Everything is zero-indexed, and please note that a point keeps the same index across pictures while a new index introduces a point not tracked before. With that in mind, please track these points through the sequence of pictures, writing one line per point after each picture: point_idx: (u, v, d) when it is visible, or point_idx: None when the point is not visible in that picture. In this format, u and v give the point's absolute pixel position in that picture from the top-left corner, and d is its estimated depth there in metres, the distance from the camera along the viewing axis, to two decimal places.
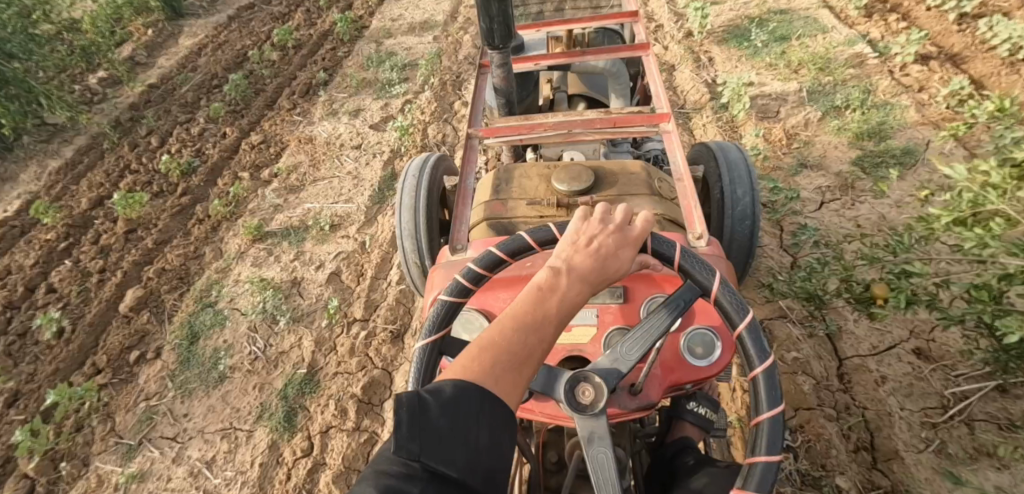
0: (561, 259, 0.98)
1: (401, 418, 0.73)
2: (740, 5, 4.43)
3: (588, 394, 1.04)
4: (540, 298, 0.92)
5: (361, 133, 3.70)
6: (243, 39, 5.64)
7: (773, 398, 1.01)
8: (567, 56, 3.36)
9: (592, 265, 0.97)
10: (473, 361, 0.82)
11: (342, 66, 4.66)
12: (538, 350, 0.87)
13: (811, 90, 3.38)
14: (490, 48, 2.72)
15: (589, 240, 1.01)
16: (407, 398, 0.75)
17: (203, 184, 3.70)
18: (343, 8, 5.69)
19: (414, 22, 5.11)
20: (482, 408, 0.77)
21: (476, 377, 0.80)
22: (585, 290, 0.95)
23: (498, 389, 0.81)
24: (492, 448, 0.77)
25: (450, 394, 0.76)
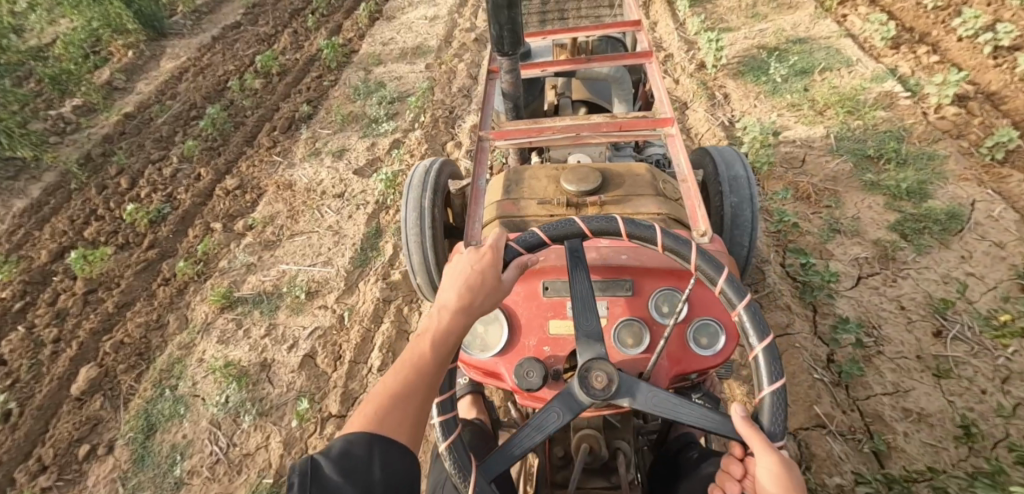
0: (436, 302, 1.19)
1: (298, 481, 0.94)
2: (755, 33, 4.12)
3: (602, 381, 1.13)
4: (418, 341, 1.16)
5: (345, 180, 3.39)
6: (226, 63, 5.34)
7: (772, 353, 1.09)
8: (571, 62, 3.40)
9: (461, 295, 1.17)
10: (368, 412, 1.05)
11: (328, 96, 4.34)
12: (421, 383, 1.10)
13: (840, 136, 3.06)
14: (499, 55, 2.76)
15: (455, 275, 1.22)
16: (303, 464, 0.96)
17: (172, 235, 3.39)
18: (332, 31, 5.39)
19: (406, 47, 4.80)
20: (370, 451, 1.00)
21: (368, 425, 1.03)
22: (455, 317, 1.16)
23: (389, 428, 1.04)
24: (388, 474, 0.99)
25: (338, 451, 0.98)
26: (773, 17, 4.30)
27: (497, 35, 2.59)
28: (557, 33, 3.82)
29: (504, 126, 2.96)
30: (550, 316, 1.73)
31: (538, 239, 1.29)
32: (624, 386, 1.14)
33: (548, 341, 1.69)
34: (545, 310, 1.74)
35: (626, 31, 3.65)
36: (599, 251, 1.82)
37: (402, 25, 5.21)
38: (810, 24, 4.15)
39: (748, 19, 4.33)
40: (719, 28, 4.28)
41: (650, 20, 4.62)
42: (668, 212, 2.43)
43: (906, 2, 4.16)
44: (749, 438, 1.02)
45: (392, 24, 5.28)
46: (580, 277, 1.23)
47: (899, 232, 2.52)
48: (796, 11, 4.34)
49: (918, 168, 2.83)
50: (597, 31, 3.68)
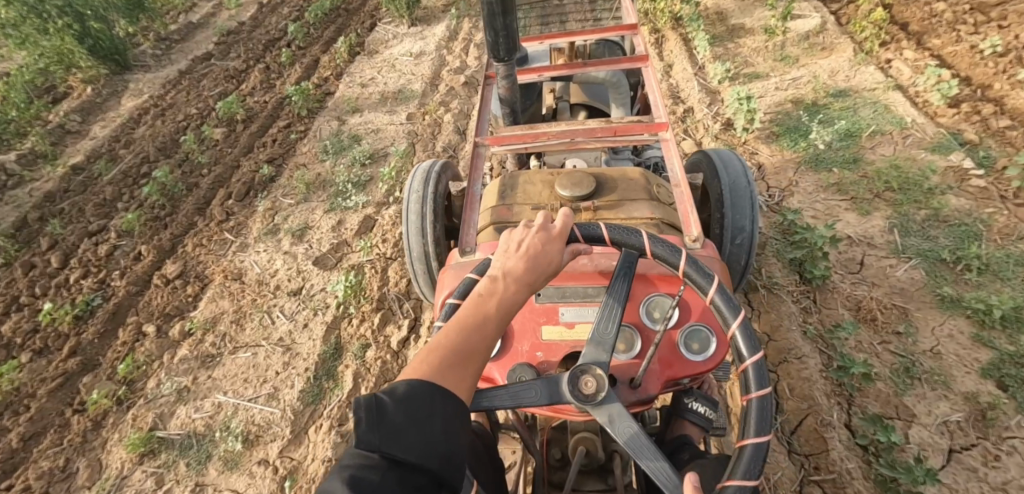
0: (499, 267, 1.09)
1: (361, 416, 0.81)
2: (788, 82, 3.53)
3: (590, 386, 1.19)
4: (480, 304, 1.05)
5: (302, 272, 2.82)
6: (189, 104, 4.79)
7: (761, 427, 1.08)
8: (566, 67, 3.20)
9: (524, 266, 1.09)
10: (426, 364, 0.94)
11: (295, 152, 3.76)
12: (482, 348, 1.00)
13: (904, 231, 2.48)
14: (495, 60, 2.71)
15: (521, 244, 1.12)
16: (365, 400, 0.83)
17: (100, 339, 2.85)
18: (307, 66, 4.82)
19: (386, 89, 4.24)
20: (433, 400, 0.87)
21: (427, 376, 0.91)
22: (521, 291, 1.07)
23: (450, 385, 0.92)
24: (447, 429, 0.86)
25: (402, 393, 0.85)
26: (806, 62, 3.73)
27: (492, 41, 2.57)
28: (553, 39, 3.60)
29: (501, 132, 2.88)
30: (543, 321, 1.72)
31: (600, 235, 1.37)
32: (609, 397, 1.19)
33: (540, 347, 1.68)
34: (538, 315, 1.73)
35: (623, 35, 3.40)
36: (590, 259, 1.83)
37: (384, 62, 4.65)
38: (851, 71, 3.57)
39: (776, 63, 3.77)
40: (745, 73, 3.71)
41: (663, 61, 4.07)
42: (662, 217, 2.42)
43: (958, 46, 3.61)
44: None
45: (373, 60, 4.72)
46: (619, 285, 1.31)
47: (995, 379, 1.97)
48: (833, 55, 3.77)
49: (1008, 278, 2.25)
50: (593, 36, 3.39)
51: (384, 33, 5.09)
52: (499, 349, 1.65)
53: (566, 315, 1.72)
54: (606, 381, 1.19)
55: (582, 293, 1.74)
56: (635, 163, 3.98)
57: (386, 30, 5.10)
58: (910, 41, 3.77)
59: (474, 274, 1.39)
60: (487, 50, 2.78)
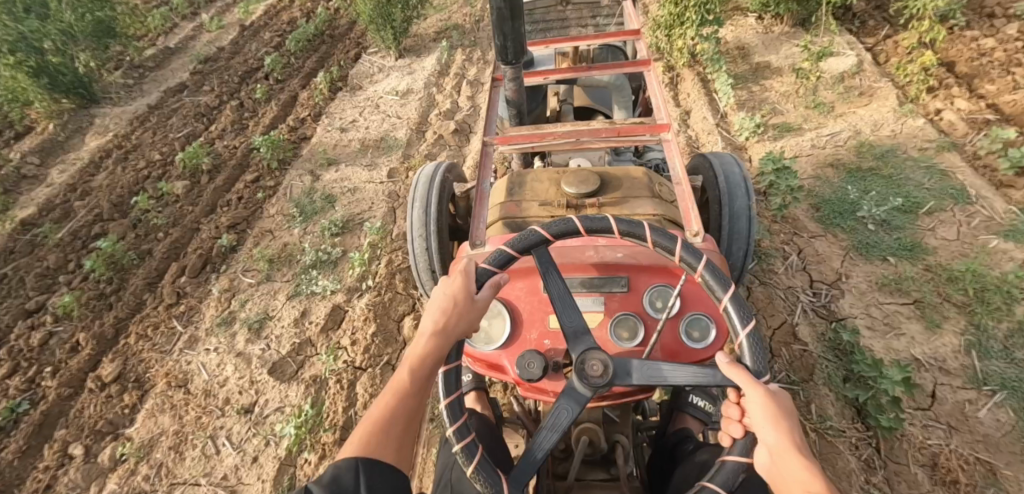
0: (420, 328, 1.20)
1: None
2: (824, 138, 3.06)
3: (598, 369, 1.15)
4: (409, 358, 1.17)
5: (256, 383, 2.38)
6: (154, 146, 4.34)
7: (722, 283, 1.17)
8: (572, 69, 3.15)
9: (441, 320, 1.19)
10: (358, 437, 1.04)
11: (261, 215, 3.32)
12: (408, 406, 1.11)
13: (983, 351, 2.01)
14: (504, 63, 2.75)
15: (436, 301, 1.23)
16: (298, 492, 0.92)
17: (19, 458, 2.42)
18: (284, 104, 4.38)
19: (366, 136, 3.78)
20: (359, 475, 0.98)
21: (357, 450, 1.01)
22: (445, 335, 1.19)
23: (381, 448, 1.04)
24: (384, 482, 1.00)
25: (330, 474, 0.95)
26: (842, 112, 3.26)
27: (501, 44, 2.69)
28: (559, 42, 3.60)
29: (508, 132, 2.92)
30: (548, 309, 1.58)
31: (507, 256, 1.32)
32: (620, 369, 1.16)
33: (548, 334, 1.55)
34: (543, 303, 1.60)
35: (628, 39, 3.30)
36: (592, 246, 1.64)
37: (367, 100, 4.19)
38: (897, 126, 3.09)
39: (807, 111, 3.31)
40: (774, 124, 3.22)
41: (679, 106, 3.60)
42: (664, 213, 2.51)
43: (1017, 94, 3.12)
44: (738, 378, 1.03)
45: (355, 98, 4.26)
46: (555, 279, 1.27)
47: None
48: (876, 104, 3.27)
49: None
50: (598, 40, 3.31)
51: (368, 65, 4.64)
52: (503, 340, 1.56)
53: (570, 305, 1.58)
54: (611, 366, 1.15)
55: (583, 280, 1.58)
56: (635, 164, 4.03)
57: (370, 63, 4.64)
58: (960, 86, 3.28)
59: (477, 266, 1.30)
60: (495, 53, 2.83)
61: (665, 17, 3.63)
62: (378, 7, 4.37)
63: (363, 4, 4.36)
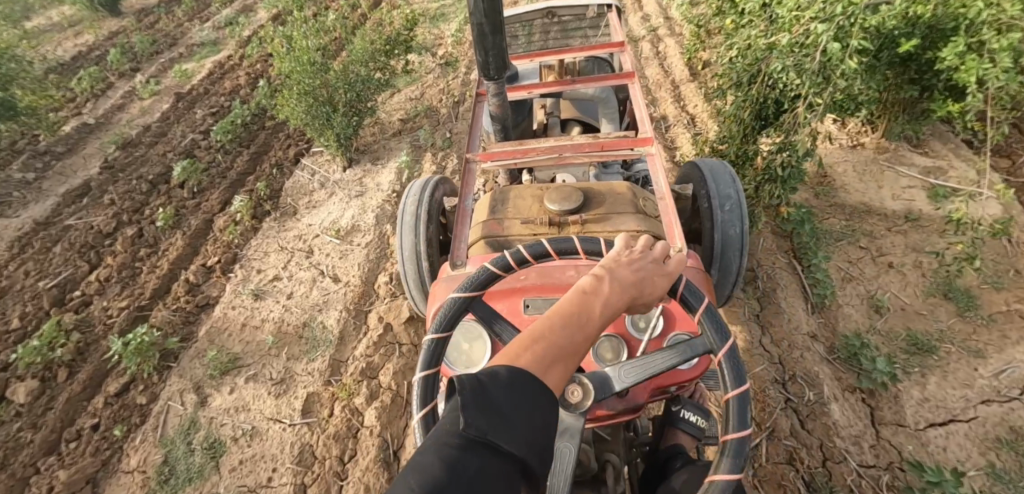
0: (604, 270, 1.04)
1: (466, 399, 0.67)
2: (990, 382, 1.89)
3: (577, 396, 1.03)
4: (587, 299, 0.97)
5: None
6: (21, 297, 3.23)
7: (743, 422, 1.03)
8: (558, 85, 3.06)
9: (632, 278, 1.05)
10: (526, 348, 0.85)
11: (116, 469, 2.22)
12: (577, 347, 0.90)
13: None
14: (487, 81, 2.65)
15: (621, 258, 1.10)
16: (466, 379, 0.69)
17: None
18: (194, 237, 3.28)
19: (283, 315, 2.62)
20: (533, 387, 0.73)
21: (533, 365, 0.82)
22: (600, 302, 0.98)
23: (550, 375, 0.84)
24: (521, 403, 0.71)
25: (506, 372, 0.74)
26: (995, 312, 2.10)
27: (483, 60, 2.55)
28: (544, 55, 3.46)
29: (491, 148, 2.87)
30: None
31: None
32: (601, 387, 1.07)
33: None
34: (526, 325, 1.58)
35: (612, 52, 3.27)
36: (572, 266, 1.68)
37: (297, 238, 3.04)
38: None
39: (936, 305, 2.16)
40: (893, 335, 2.08)
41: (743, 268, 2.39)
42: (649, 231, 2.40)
43: None
44: None
45: (283, 234, 3.10)
46: (664, 353, 1.14)
47: None
48: None
49: None
50: (582, 54, 3.27)
51: (308, 174, 3.48)
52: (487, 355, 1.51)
53: None
54: (593, 385, 1.05)
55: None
56: (622, 178, 3.48)
57: (308, 174, 3.47)
58: None
59: (431, 333, 1.22)
60: (477, 68, 2.71)
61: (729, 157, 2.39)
62: (318, 106, 3.18)
63: (292, 105, 3.19)
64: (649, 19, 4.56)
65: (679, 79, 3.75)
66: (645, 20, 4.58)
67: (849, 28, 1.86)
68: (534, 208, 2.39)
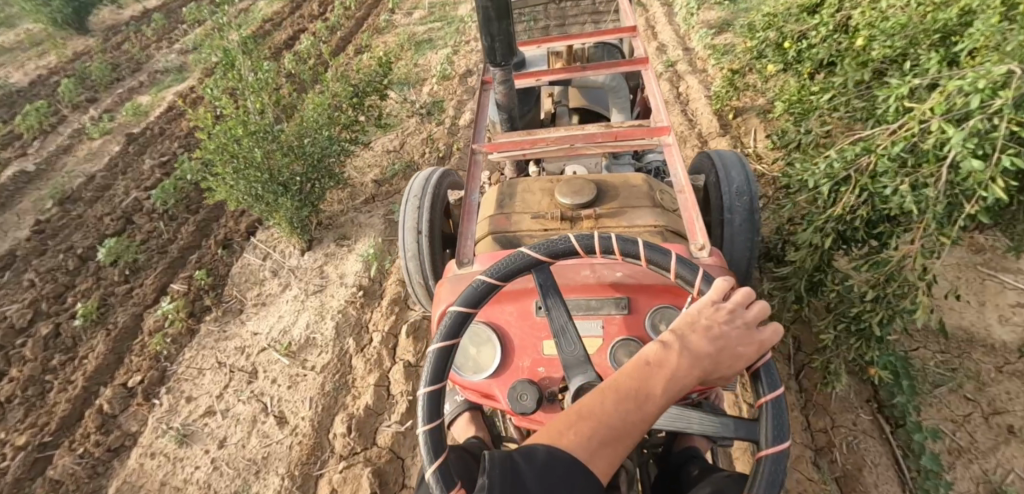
0: (678, 331, 0.89)
1: (494, 480, 0.73)
2: None
3: None
4: (649, 370, 0.83)
5: None
6: None
7: None
8: (565, 71, 2.85)
9: (709, 349, 0.87)
10: (570, 427, 0.78)
11: None
12: (634, 429, 0.79)
13: None
14: (493, 67, 2.46)
15: (703, 315, 0.92)
16: (500, 460, 0.75)
17: None
18: (119, 341, 2.69)
19: (210, 476, 2.02)
20: (570, 479, 0.73)
21: (570, 446, 0.76)
22: (676, 367, 0.84)
23: (598, 458, 0.77)
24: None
25: (540, 457, 0.75)
26: None
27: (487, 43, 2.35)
28: (552, 42, 3.12)
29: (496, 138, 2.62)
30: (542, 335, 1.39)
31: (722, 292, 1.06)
32: None
33: (542, 361, 1.37)
34: (537, 328, 1.40)
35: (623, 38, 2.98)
36: (588, 264, 1.47)
37: (238, 351, 2.44)
38: None
39: None
40: None
41: (811, 428, 1.82)
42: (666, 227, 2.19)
43: None
44: None
45: (222, 344, 2.49)
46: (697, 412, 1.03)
47: None
48: None
49: None
50: (591, 39, 2.98)
51: (259, 256, 2.85)
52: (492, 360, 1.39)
53: None
54: None
55: (579, 301, 1.42)
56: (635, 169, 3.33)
57: (260, 255, 2.84)
58: None
59: (484, 274, 1.10)
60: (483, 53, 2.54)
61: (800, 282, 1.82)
62: (266, 178, 2.51)
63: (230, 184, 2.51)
64: (665, 52, 3.98)
65: (707, 132, 3.18)
66: (661, 52, 3.99)
67: (990, 134, 1.32)
68: (543, 202, 2.24)
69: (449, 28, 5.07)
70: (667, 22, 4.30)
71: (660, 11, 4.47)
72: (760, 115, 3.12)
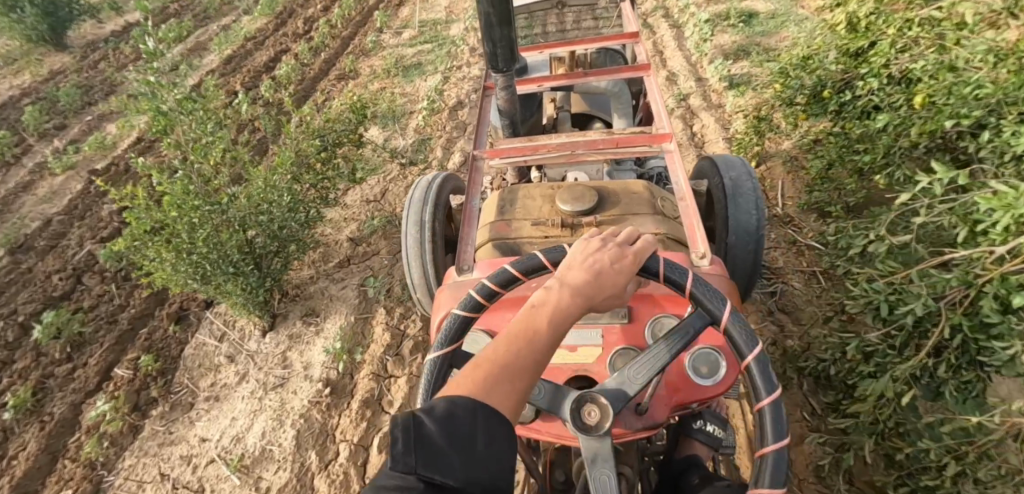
0: (559, 273, 0.86)
1: (394, 435, 0.58)
2: None
3: (594, 415, 0.86)
4: (534, 311, 0.80)
5: None
6: None
7: (778, 430, 0.82)
8: (568, 77, 2.46)
9: (591, 277, 0.85)
10: (467, 378, 0.70)
11: None
12: (534, 363, 0.74)
13: None
14: (493, 72, 2.09)
15: (589, 251, 0.89)
16: (399, 419, 0.60)
17: None
18: (52, 439, 2.32)
19: None
20: (476, 419, 0.63)
21: (472, 390, 0.67)
22: (569, 306, 0.81)
23: (498, 398, 0.68)
24: (459, 435, 0.61)
25: (438, 407, 0.63)
26: None
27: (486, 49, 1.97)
28: (554, 48, 2.76)
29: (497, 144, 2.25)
30: None
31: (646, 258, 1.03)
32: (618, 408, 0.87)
33: None
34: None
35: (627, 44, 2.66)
36: None
37: (183, 462, 2.07)
38: None
39: None
40: None
41: None
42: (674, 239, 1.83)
43: None
44: None
45: (165, 452, 2.13)
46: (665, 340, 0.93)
47: None
48: None
49: None
50: (595, 44, 2.63)
51: (216, 336, 2.48)
52: None
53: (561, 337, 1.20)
54: (609, 403, 0.86)
55: None
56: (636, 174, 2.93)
57: (216, 335, 2.48)
58: None
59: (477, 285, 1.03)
60: (484, 58, 2.13)
61: (859, 424, 1.43)
62: (207, 260, 2.10)
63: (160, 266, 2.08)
64: (676, 83, 3.61)
65: None
66: (671, 83, 3.62)
67: None
68: (545, 208, 1.85)
69: (440, 51, 4.71)
70: (677, 47, 3.93)
71: (668, 35, 4.10)
72: (786, 162, 2.68)
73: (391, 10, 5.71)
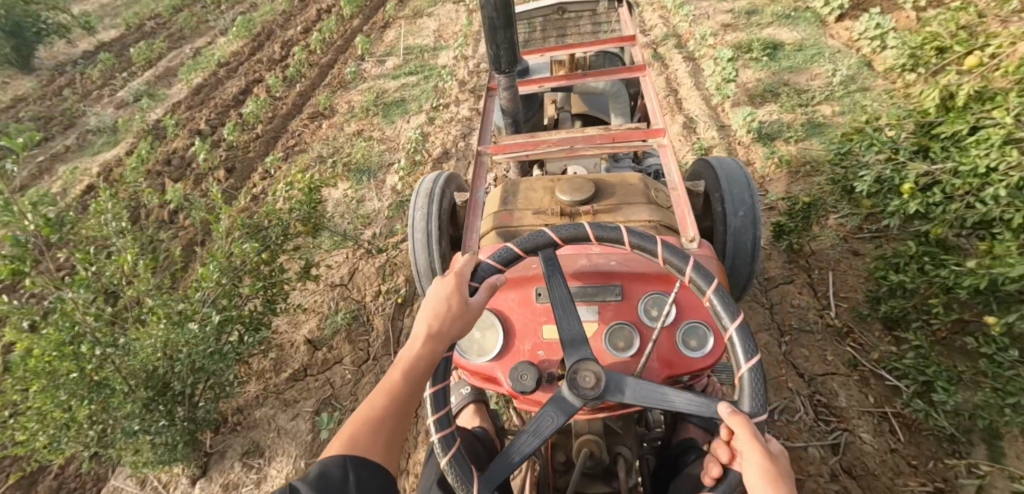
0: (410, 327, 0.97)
1: None
2: None
3: (589, 380, 0.96)
4: (394, 365, 0.95)
5: None
6: None
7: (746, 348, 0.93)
8: (568, 77, 2.20)
9: (434, 319, 0.96)
10: (342, 436, 0.87)
11: None
12: (394, 407, 0.91)
13: None
14: (496, 73, 1.87)
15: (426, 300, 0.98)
16: (279, 491, 0.79)
17: None
18: None
19: None
20: (345, 471, 0.82)
21: (343, 448, 0.85)
22: (421, 349, 0.94)
23: (363, 448, 0.86)
24: (328, 488, 0.80)
25: (311, 471, 0.81)
26: None
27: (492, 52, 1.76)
28: (553, 52, 2.45)
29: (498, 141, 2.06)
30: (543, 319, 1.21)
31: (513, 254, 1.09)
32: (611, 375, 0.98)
33: (543, 344, 1.18)
34: (538, 313, 1.23)
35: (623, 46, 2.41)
36: (585, 254, 1.31)
37: None
38: None
39: None
40: None
41: None
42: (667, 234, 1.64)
43: None
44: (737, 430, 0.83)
45: None
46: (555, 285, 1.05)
47: None
48: None
49: None
50: (590, 47, 2.40)
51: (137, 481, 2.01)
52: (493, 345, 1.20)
53: None
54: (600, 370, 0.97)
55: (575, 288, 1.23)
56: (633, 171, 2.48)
57: (135, 478, 2.01)
58: None
59: None
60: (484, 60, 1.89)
61: None
62: (89, 426, 1.55)
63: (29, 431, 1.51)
64: (695, 131, 3.12)
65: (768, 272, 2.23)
66: (689, 132, 3.12)
67: None
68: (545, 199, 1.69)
69: (426, 84, 4.22)
70: (693, 85, 3.44)
71: (683, 69, 3.61)
72: (838, 249, 2.20)
73: (376, 35, 5.23)
